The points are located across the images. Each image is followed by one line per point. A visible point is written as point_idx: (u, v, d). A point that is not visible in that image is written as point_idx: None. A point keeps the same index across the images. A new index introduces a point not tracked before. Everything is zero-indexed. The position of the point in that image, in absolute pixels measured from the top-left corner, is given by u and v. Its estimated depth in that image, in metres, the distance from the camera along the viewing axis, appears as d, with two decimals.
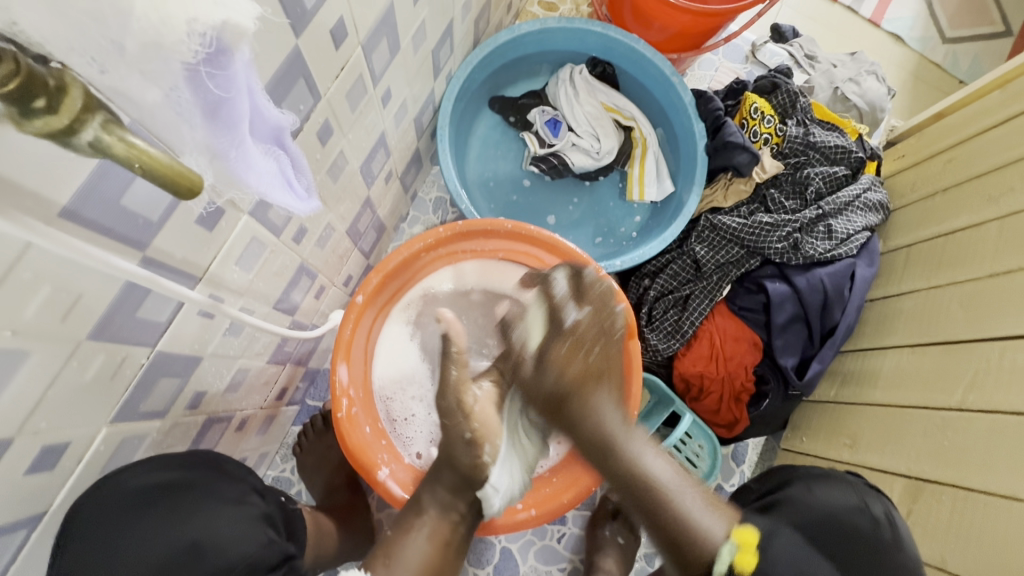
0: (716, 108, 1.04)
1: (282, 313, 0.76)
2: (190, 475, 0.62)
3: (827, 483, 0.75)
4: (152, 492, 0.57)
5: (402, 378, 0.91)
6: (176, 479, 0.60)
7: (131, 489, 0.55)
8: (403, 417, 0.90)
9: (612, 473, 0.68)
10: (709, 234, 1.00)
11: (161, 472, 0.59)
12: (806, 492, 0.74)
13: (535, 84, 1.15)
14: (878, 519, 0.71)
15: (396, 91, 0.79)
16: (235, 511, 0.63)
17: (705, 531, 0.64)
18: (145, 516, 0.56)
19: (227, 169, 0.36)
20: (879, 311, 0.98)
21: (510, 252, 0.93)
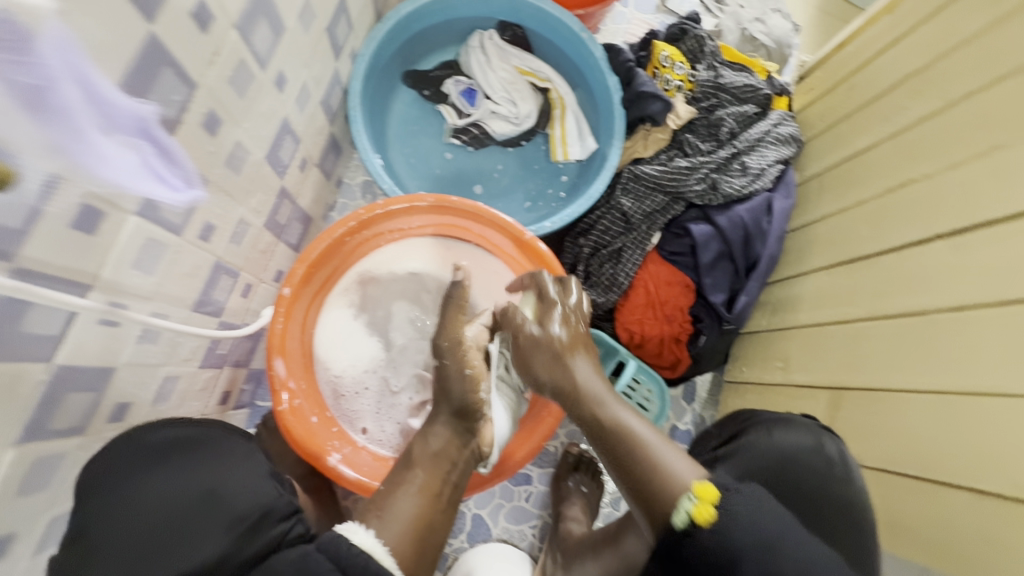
0: (626, 60, 1.06)
1: (205, 315, 0.75)
2: (204, 434, 0.66)
3: (786, 426, 0.76)
4: (169, 447, 0.62)
5: (348, 360, 0.90)
6: (193, 437, 0.65)
7: (150, 442, 0.61)
8: (349, 393, 0.90)
9: (581, 422, 0.68)
10: (634, 185, 1.02)
11: (176, 431, 0.64)
12: (764, 436, 0.75)
13: (447, 54, 1.13)
14: (832, 458, 0.73)
15: (292, 74, 0.77)
16: (244, 466, 0.65)
17: (671, 478, 0.59)
18: (164, 465, 0.61)
19: (84, 166, 0.36)
20: (798, 238, 1.03)
21: (438, 227, 0.92)
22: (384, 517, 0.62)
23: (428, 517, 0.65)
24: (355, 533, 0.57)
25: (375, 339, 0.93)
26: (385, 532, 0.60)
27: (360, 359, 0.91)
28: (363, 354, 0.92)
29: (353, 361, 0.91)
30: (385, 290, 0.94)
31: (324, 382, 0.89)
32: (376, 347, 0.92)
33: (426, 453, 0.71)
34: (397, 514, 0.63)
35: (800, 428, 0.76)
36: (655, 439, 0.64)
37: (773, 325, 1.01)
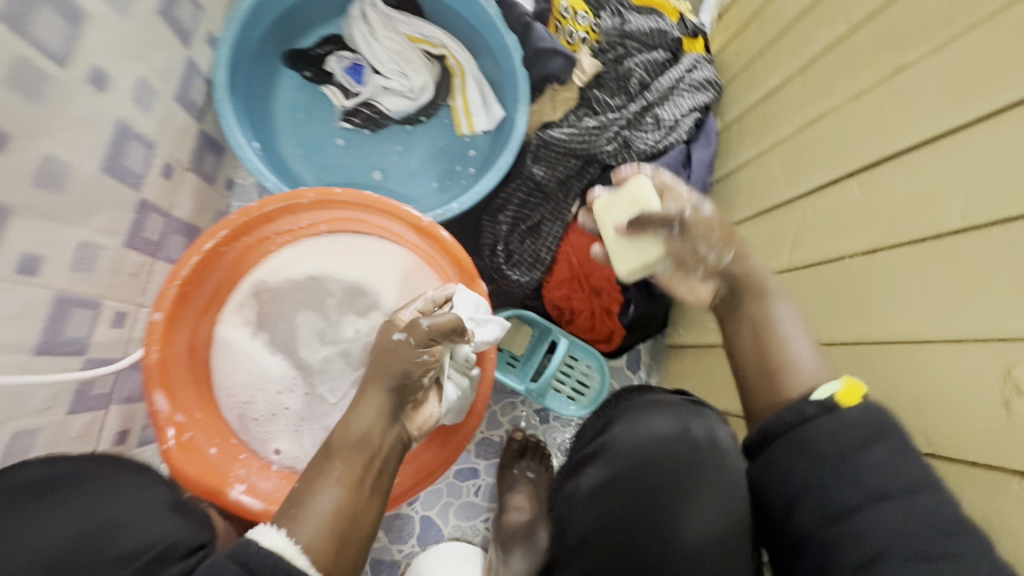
0: (523, 13, 0.95)
1: (60, 356, 0.66)
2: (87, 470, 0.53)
3: (650, 410, 0.68)
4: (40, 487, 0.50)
5: (249, 381, 0.81)
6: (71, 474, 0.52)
7: (21, 479, 0.50)
8: (256, 417, 0.81)
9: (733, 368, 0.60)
10: (544, 152, 0.94)
11: (51, 466, 0.52)
12: (627, 427, 0.67)
13: (330, 28, 1.02)
14: (699, 440, 0.65)
15: (115, 69, 0.66)
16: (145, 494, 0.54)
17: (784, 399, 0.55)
18: (41, 503, 0.48)
19: None
20: (723, 190, 0.97)
21: (331, 222, 0.85)
22: (302, 513, 0.54)
23: (350, 509, 0.56)
24: (271, 537, 0.51)
25: (281, 355, 0.83)
26: (314, 527, 0.53)
27: (266, 380, 0.82)
28: (271, 372, 0.82)
29: (259, 382, 0.82)
30: (280, 298, 0.84)
31: (227, 405, 0.81)
32: (282, 362, 0.83)
33: (351, 434, 0.59)
34: (313, 511, 0.54)
35: (665, 411, 0.67)
36: (789, 333, 0.57)
37: None
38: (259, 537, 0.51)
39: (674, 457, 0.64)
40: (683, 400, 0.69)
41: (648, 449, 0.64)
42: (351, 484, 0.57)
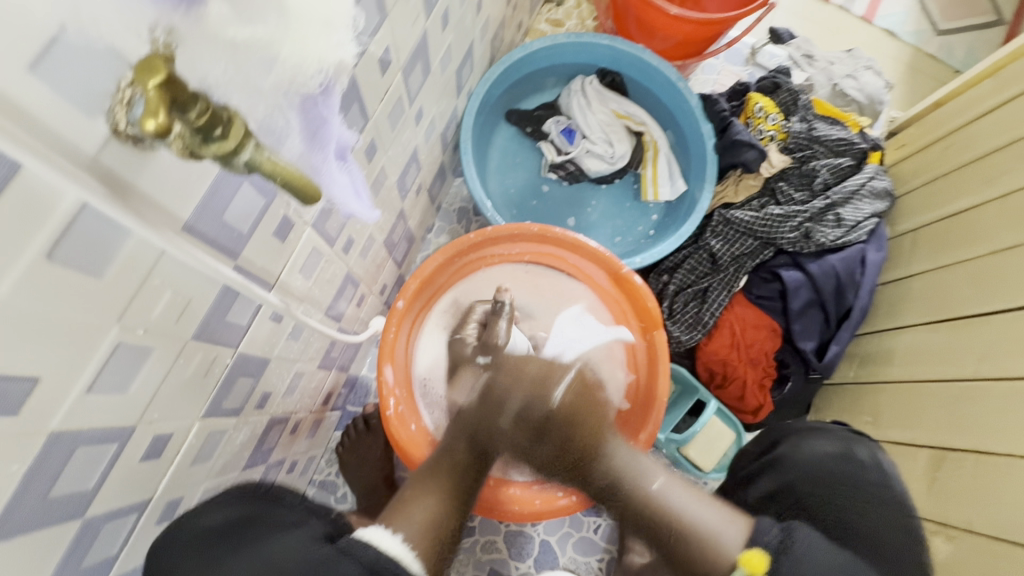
0: (722, 109, 1.10)
1: (331, 320, 0.81)
2: (252, 512, 0.60)
3: (815, 434, 0.73)
4: (222, 532, 0.55)
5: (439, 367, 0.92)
6: (244, 516, 0.58)
7: (201, 528, 0.54)
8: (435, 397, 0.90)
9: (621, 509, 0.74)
10: (724, 228, 1.05)
11: (227, 511, 0.58)
12: (795, 448, 0.72)
13: (545, 97, 1.22)
14: (865, 462, 0.69)
15: (427, 109, 0.85)
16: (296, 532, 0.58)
17: (715, 533, 0.64)
18: (223, 548, 0.53)
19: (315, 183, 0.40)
20: (891, 293, 1.02)
21: (537, 255, 0.96)
22: (411, 521, 0.65)
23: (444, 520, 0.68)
24: (379, 539, 0.60)
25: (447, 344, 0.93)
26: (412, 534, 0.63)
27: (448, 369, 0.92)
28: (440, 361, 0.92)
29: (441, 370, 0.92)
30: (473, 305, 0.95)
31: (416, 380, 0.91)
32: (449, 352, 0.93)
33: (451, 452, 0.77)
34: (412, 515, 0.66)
35: (829, 435, 0.73)
36: (700, 510, 0.68)
37: (862, 377, 1.00)
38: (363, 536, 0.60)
39: (843, 473, 0.68)
40: (852, 432, 0.74)
41: (823, 467, 0.69)
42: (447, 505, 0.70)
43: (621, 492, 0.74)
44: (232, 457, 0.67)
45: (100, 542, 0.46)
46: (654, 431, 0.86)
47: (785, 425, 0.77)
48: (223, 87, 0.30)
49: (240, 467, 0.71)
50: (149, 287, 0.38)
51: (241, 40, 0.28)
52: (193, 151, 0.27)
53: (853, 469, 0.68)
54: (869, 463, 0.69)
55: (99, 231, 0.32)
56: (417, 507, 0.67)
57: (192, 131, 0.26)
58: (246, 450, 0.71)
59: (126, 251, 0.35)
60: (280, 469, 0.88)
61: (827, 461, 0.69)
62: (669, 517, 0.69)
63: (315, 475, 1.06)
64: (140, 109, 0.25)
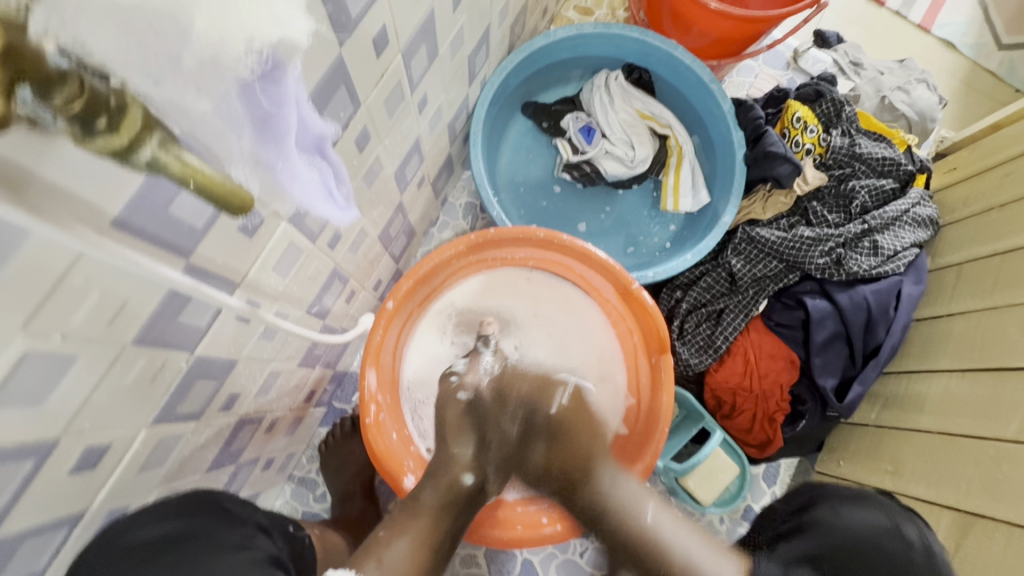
0: (757, 117, 1.02)
1: (313, 317, 0.75)
2: (189, 526, 0.56)
3: (856, 503, 0.66)
4: (149, 550, 0.52)
5: (428, 372, 0.87)
6: (180, 531, 0.55)
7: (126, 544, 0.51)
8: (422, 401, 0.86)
9: (602, 536, 0.72)
10: (746, 247, 0.97)
11: (163, 524, 0.54)
12: (831, 514, 0.65)
13: (567, 90, 1.14)
14: (912, 544, 0.62)
15: (433, 97, 0.78)
16: (237, 555, 0.56)
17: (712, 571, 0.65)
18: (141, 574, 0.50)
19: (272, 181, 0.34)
20: (926, 331, 0.94)
21: (542, 261, 0.89)
22: (382, 564, 0.64)
23: (421, 563, 0.66)
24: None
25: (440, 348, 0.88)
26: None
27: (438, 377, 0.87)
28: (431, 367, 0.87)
29: (431, 377, 0.87)
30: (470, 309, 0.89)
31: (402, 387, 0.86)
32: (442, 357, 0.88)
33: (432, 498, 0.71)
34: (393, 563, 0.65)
35: (871, 506, 0.65)
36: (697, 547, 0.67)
37: (886, 422, 0.93)
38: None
39: (878, 554, 0.61)
40: (897, 504, 0.67)
41: (854, 539, 0.62)
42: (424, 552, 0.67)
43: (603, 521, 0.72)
44: (191, 459, 0.62)
45: (20, 560, 0.44)
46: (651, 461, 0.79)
47: (821, 487, 0.70)
48: (122, 67, 0.24)
49: (203, 468, 0.67)
50: (66, 291, 0.34)
51: (144, 14, 0.22)
52: (80, 141, 0.25)
53: (899, 550, 0.61)
54: (917, 545, 0.62)
55: None
56: (393, 549, 0.66)
57: (69, 118, 0.24)
58: (211, 450, 0.66)
59: (27, 254, 0.30)
60: (254, 467, 0.83)
61: (865, 532, 0.63)
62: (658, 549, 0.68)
63: (295, 471, 1.02)
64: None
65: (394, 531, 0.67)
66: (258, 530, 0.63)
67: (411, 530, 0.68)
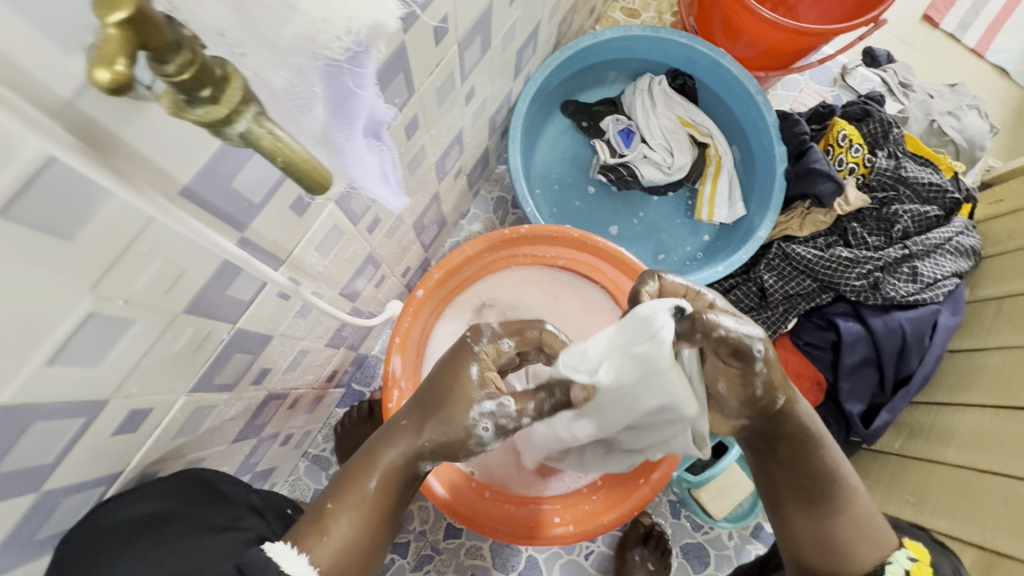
0: (801, 132, 1.00)
1: (345, 299, 0.75)
2: (177, 507, 0.56)
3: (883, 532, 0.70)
4: (133, 528, 0.52)
5: None
6: (164, 512, 0.55)
7: (108, 524, 0.50)
8: None
9: (793, 461, 0.62)
10: (780, 263, 0.96)
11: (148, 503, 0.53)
12: None
13: (608, 92, 1.13)
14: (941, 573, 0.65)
15: (480, 89, 0.78)
16: (219, 538, 0.58)
17: (879, 531, 0.60)
18: (125, 551, 0.51)
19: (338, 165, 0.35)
20: (959, 364, 0.92)
21: (571, 261, 0.88)
22: (326, 538, 0.51)
23: (373, 532, 0.53)
24: (287, 560, 0.51)
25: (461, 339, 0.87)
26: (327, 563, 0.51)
27: None
28: None
29: None
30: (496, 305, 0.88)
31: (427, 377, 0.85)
32: None
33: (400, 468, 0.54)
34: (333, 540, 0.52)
35: None
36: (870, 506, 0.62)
37: (909, 453, 0.92)
38: (271, 550, 0.52)
39: None
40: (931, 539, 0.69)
41: None
42: (376, 519, 0.53)
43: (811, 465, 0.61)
44: (219, 430, 0.63)
45: (59, 515, 0.46)
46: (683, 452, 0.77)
47: None
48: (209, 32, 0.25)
49: (229, 438, 0.68)
50: (132, 256, 0.35)
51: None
52: (180, 112, 0.24)
53: None
54: None
55: (71, 190, 0.28)
56: (339, 526, 0.52)
57: (177, 88, 0.23)
58: (237, 422, 0.67)
59: (104, 218, 0.31)
60: (273, 442, 0.84)
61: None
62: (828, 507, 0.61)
63: (310, 448, 1.03)
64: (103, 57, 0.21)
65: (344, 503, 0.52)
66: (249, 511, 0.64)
67: (363, 499, 0.53)
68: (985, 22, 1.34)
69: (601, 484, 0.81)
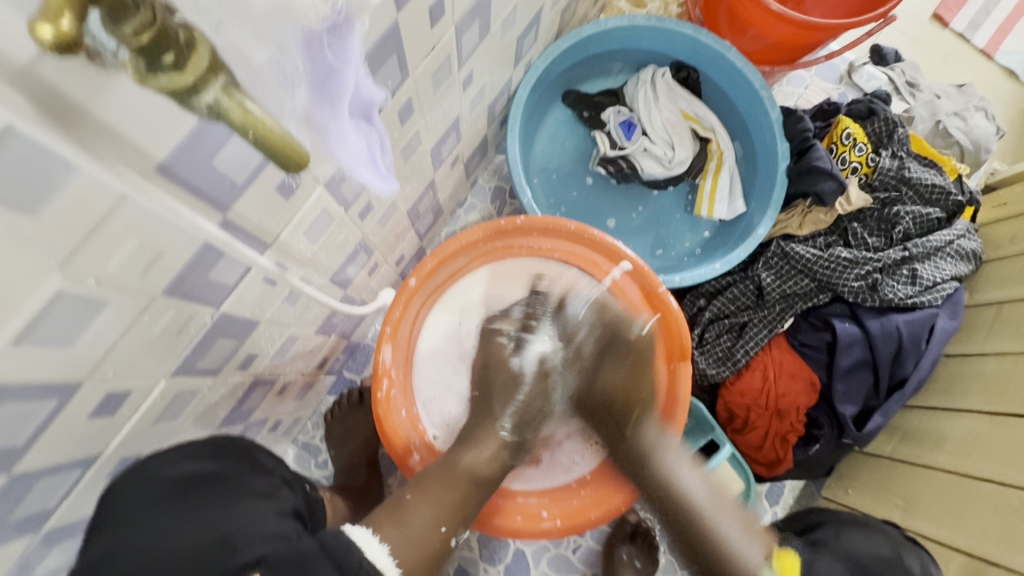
0: (805, 129, 0.99)
1: (336, 286, 0.74)
2: (221, 469, 0.59)
3: (859, 530, 0.71)
4: (182, 484, 0.54)
5: (442, 355, 0.85)
6: (211, 471, 0.57)
7: (161, 478, 0.53)
8: (436, 384, 0.85)
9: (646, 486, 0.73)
10: (778, 262, 0.95)
11: (196, 463, 0.57)
12: (834, 537, 0.70)
13: (610, 82, 1.10)
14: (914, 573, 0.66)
15: (478, 75, 0.76)
16: (265, 504, 0.58)
17: (739, 556, 0.65)
18: (174, 508, 0.53)
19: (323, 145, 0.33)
20: (955, 368, 0.91)
21: (567, 254, 0.87)
22: (402, 527, 0.61)
23: (442, 534, 0.63)
24: (364, 540, 0.56)
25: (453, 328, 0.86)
26: (399, 547, 0.59)
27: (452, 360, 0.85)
28: (442, 347, 0.85)
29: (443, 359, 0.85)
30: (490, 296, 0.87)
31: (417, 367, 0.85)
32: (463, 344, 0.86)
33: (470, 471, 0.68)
34: (411, 529, 0.61)
35: (876, 534, 0.70)
36: (718, 511, 0.68)
37: (901, 456, 0.91)
38: (349, 533, 0.56)
39: None
40: (902, 537, 0.71)
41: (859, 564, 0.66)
42: (446, 523, 0.64)
43: (647, 476, 0.72)
44: (204, 415, 0.62)
45: (32, 497, 0.45)
46: None
47: (825, 513, 0.76)
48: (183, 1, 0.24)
49: (216, 422, 0.67)
50: (104, 234, 0.34)
51: None
52: (143, 80, 0.23)
53: None
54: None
55: (34, 161, 0.27)
56: (415, 514, 0.62)
57: (135, 54, 0.22)
58: (223, 407, 0.66)
59: (70, 192, 0.30)
60: (262, 428, 0.84)
61: (865, 557, 0.67)
62: (700, 521, 0.68)
63: (300, 435, 1.02)
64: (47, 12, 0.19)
65: (421, 497, 0.64)
66: (282, 482, 0.65)
67: (435, 501, 0.64)
68: (996, 23, 1.32)
69: (590, 479, 0.81)
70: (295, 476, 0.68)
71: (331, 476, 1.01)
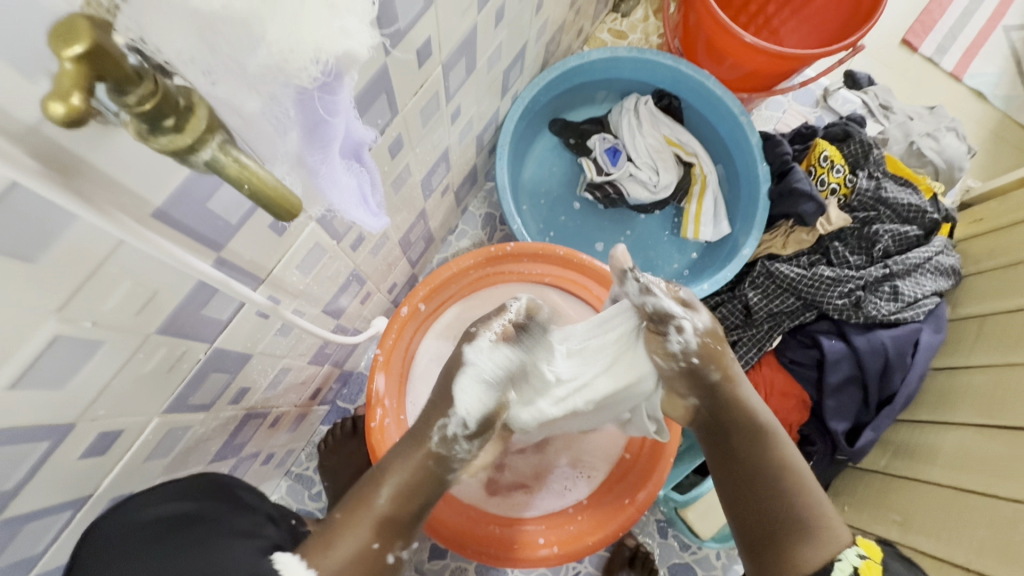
0: (784, 152, 1.02)
1: (328, 316, 0.74)
2: (202, 508, 0.58)
3: None
4: (165, 525, 0.54)
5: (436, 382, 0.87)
6: (192, 511, 0.57)
7: (138, 521, 0.53)
8: None
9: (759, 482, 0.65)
10: (765, 281, 0.97)
11: (175, 504, 0.56)
12: None
13: (595, 110, 1.14)
14: None
15: (465, 109, 0.78)
16: (247, 543, 0.57)
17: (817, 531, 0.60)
18: (153, 551, 0.52)
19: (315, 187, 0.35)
20: (941, 383, 0.93)
21: (558, 279, 0.88)
22: None
23: None
24: None
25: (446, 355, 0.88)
26: None
27: None
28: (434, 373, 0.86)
29: None
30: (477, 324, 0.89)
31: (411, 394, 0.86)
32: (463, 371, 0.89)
33: None
34: None
35: None
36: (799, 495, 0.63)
37: (895, 471, 0.92)
38: None
39: None
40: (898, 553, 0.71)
41: None
42: None
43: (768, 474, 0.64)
44: (194, 451, 0.62)
45: (19, 542, 0.45)
46: (652, 492, 0.78)
47: None
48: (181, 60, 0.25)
49: (207, 457, 0.66)
50: (101, 277, 0.34)
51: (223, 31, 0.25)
52: (145, 140, 0.24)
53: None
54: None
55: (35, 211, 0.28)
56: None
57: (137, 118, 0.23)
58: (214, 442, 0.66)
59: (70, 241, 0.31)
60: (254, 461, 0.83)
61: None
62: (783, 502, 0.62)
63: (293, 466, 1.01)
64: (60, 84, 0.21)
65: None
66: (267, 519, 0.64)
67: None
68: (962, 46, 1.38)
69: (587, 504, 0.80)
70: (280, 512, 0.68)
71: (325, 508, 1.00)
